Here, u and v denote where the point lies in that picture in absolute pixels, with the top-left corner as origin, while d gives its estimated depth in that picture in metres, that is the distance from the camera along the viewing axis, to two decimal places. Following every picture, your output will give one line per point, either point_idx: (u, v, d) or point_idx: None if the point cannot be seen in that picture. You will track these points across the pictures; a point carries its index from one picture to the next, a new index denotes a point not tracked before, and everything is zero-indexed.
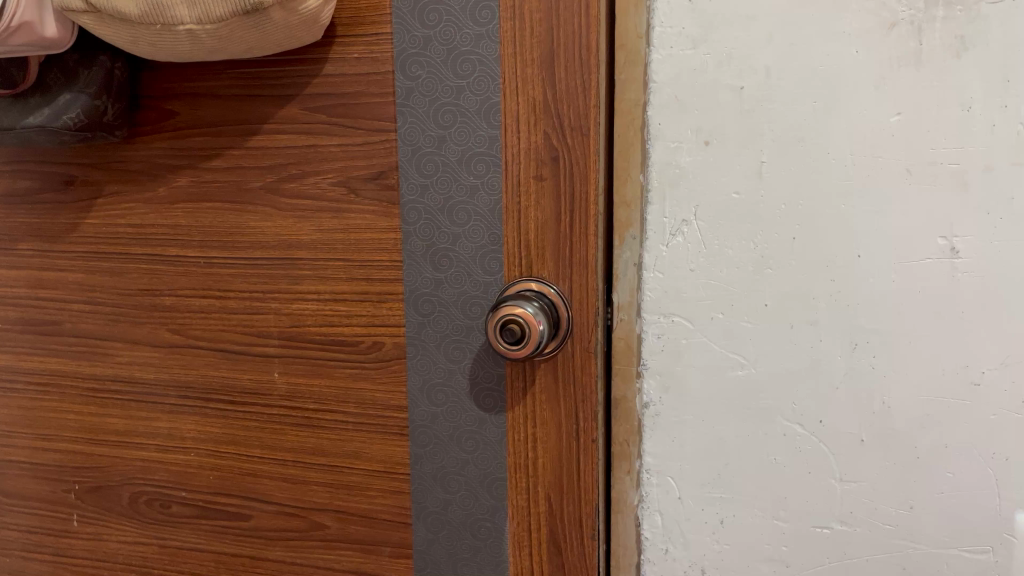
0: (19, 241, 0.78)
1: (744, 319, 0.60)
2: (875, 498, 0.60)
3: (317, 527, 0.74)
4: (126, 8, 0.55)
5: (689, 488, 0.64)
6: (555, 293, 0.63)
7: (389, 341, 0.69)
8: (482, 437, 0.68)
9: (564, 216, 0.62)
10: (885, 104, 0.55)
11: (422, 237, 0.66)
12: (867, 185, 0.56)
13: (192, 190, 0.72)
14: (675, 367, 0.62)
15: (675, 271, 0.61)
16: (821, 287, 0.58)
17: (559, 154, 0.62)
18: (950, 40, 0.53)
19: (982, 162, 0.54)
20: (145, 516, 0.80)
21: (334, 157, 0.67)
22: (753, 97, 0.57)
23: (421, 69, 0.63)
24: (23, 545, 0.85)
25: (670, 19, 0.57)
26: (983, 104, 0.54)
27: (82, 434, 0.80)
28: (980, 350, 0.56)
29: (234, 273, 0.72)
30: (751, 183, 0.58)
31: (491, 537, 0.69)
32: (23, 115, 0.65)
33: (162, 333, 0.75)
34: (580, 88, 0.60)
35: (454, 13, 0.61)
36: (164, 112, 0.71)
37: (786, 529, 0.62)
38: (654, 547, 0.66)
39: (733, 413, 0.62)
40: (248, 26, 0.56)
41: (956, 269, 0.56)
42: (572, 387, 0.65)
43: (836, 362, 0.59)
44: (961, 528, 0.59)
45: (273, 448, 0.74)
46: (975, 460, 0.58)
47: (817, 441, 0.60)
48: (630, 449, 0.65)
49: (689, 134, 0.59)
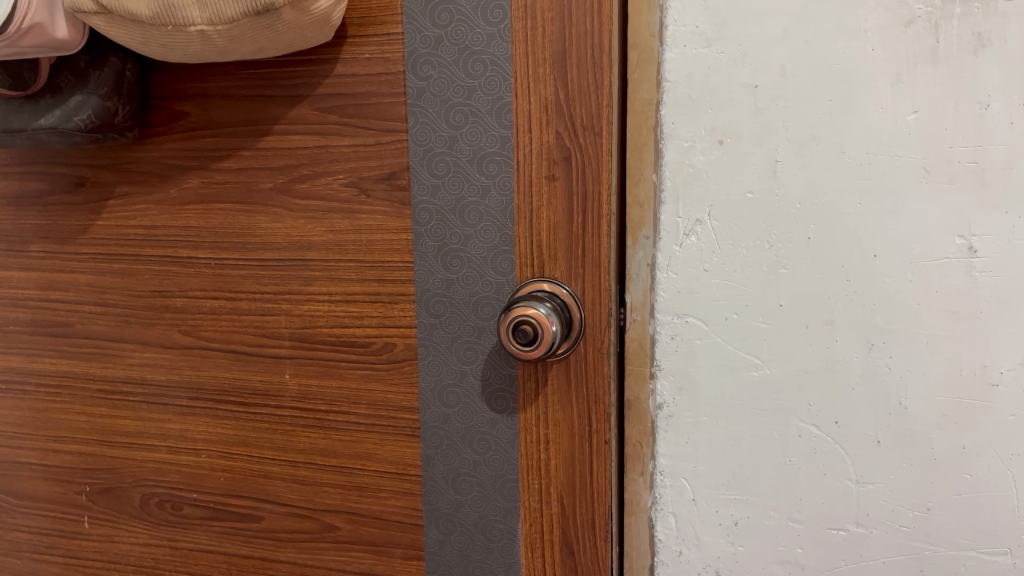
0: (30, 243, 0.78)
1: (758, 320, 0.60)
2: (892, 499, 0.59)
3: (328, 529, 0.74)
4: (138, 9, 0.55)
5: (703, 490, 0.63)
6: (568, 294, 0.63)
7: (400, 343, 0.69)
8: (494, 439, 0.68)
9: (577, 216, 0.62)
10: (901, 101, 0.54)
11: (434, 238, 0.66)
12: (884, 184, 0.56)
13: (203, 192, 0.72)
14: (689, 367, 0.62)
15: (689, 271, 0.61)
16: (837, 288, 0.58)
17: (572, 154, 0.61)
18: (968, 37, 0.53)
19: (1000, 160, 0.54)
20: (156, 518, 0.80)
21: (345, 158, 0.67)
22: (767, 95, 0.56)
23: (432, 69, 0.63)
24: (34, 547, 0.85)
25: (683, 18, 0.57)
26: (1002, 102, 0.53)
27: (93, 435, 0.80)
28: (999, 350, 0.56)
29: (245, 275, 0.72)
30: (766, 182, 0.58)
31: (503, 539, 0.69)
32: (34, 117, 0.65)
33: (174, 334, 0.75)
34: (593, 87, 0.60)
35: (465, 12, 0.61)
36: (175, 112, 0.71)
37: (801, 531, 0.62)
38: (667, 549, 0.66)
39: (748, 415, 0.61)
40: (260, 27, 0.56)
41: (974, 269, 0.55)
42: (585, 387, 0.64)
43: (852, 362, 0.58)
44: (979, 530, 0.58)
45: (284, 450, 0.74)
46: (993, 461, 0.57)
47: (833, 443, 0.60)
48: (643, 450, 0.65)
49: (703, 134, 0.58)
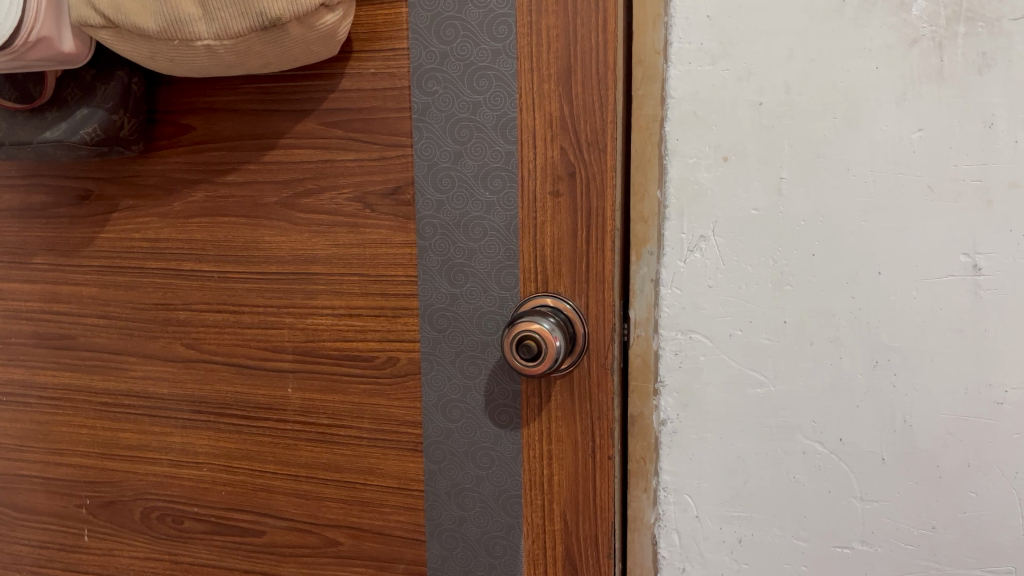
0: (34, 256, 0.78)
1: (763, 336, 0.60)
2: (897, 517, 0.59)
3: (329, 543, 0.73)
4: (144, 24, 0.55)
5: (706, 507, 0.63)
6: (571, 309, 0.63)
7: (403, 357, 0.69)
8: (498, 454, 0.67)
9: (581, 233, 0.62)
10: (907, 120, 0.55)
11: (438, 253, 0.66)
12: (889, 203, 0.56)
13: (208, 205, 0.72)
14: (694, 384, 0.62)
15: (693, 287, 0.61)
16: (841, 305, 0.58)
17: (577, 170, 0.61)
18: (972, 57, 0.53)
19: (1007, 178, 0.54)
20: (157, 532, 0.79)
21: (350, 172, 0.67)
22: (772, 113, 0.57)
23: (438, 85, 0.63)
24: (33, 560, 0.85)
25: (689, 35, 0.57)
26: (1006, 121, 0.53)
27: (95, 448, 0.80)
28: (1005, 368, 0.56)
29: (249, 288, 0.72)
30: (771, 199, 0.58)
31: (506, 555, 0.69)
32: (40, 130, 0.65)
33: (178, 348, 0.75)
34: (598, 104, 0.60)
35: (470, 28, 0.61)
36: (181, 126, 0.71)
37: (806, 549, 0.62)
38: (671, 566, 0.65)
39: (752, 431, 0.61)
40: (267, 41, 0.56)
41: (979, 286, 0.55)
42: (589, 404, 0.64)
43: (858, 380, 0.58)
44: (986, 547, 0.58)
45: (286, 464, 0.74)
46: (998, 479, 0.57)
47: (837, 460, 0.60)
48: (647, 467, 0.64)
49: (707, 150, 0.58)
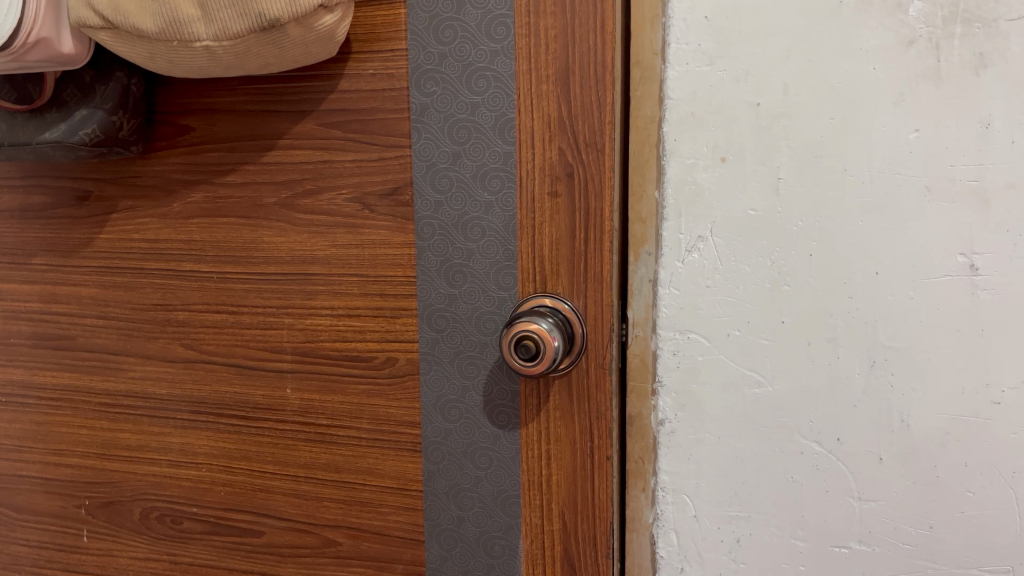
0: (33, 257, 0.78)
1: (761, 336, 0.60)
2: (895, 517, 0.59)
3: (328, 544, 0.74)
4: (143, 25, 0.55)
5: (704, 507, 0.63)
6: (569, 309, 0.63)
7: (402, 357, 0.69)
8: (496, 455, 0.67)
9: (579, 233, 0.62)
10: (904, 120, 0.55)
11: (437, 253, 0.66)
12: (886, 203, 0.56)
13: (207, 206, 0.72)
14: (692, 384, 0.62)
15: (691, 288, 0.61)
16: (838, 305, 0.58)
17: (575, 170, 0.61)
18: (969, 57, 0.53)
19: (1003, 179, 0.54)
20: (156, 532, 0.79)
21: (349, 173, 0.67)
22: (770, 113, 0.57)
23: (436, 86, 0.63)
24: (32, 561, 0.85)
25: (687, 36, 0.57)
26: (1003, 121, 0.53)
27: (94, 448, 0.80)
28: (1002, 367, 0.56)
29: (248, 289, 0.72)
30: (769, 200, 0.58)
31: (505, 555, 0.69)
32: (39, 131, 0.65)
33: (177, 348, 0.75)
34: (595, 104, 0.60)
35: (469, 29, 0.62)
36: (180, 127, 0.72)
37: (804, 549, 0.62)
38: (669, 566, 0.65)
39: (749, 431, 0.61)
40: (266, 42, 0.56)
41: (975, 286, 0.55)
42: (587, 404, 0.65)
43: (855, 380, 0.58)
44: (983, 547, 0.58)
45: (285, 464, 0.74)
46: (995, 479, 0.57)
47: (835, 460, 0.60)
48: (645, 466, 0.64)
49: (705, 151, 0.59)
